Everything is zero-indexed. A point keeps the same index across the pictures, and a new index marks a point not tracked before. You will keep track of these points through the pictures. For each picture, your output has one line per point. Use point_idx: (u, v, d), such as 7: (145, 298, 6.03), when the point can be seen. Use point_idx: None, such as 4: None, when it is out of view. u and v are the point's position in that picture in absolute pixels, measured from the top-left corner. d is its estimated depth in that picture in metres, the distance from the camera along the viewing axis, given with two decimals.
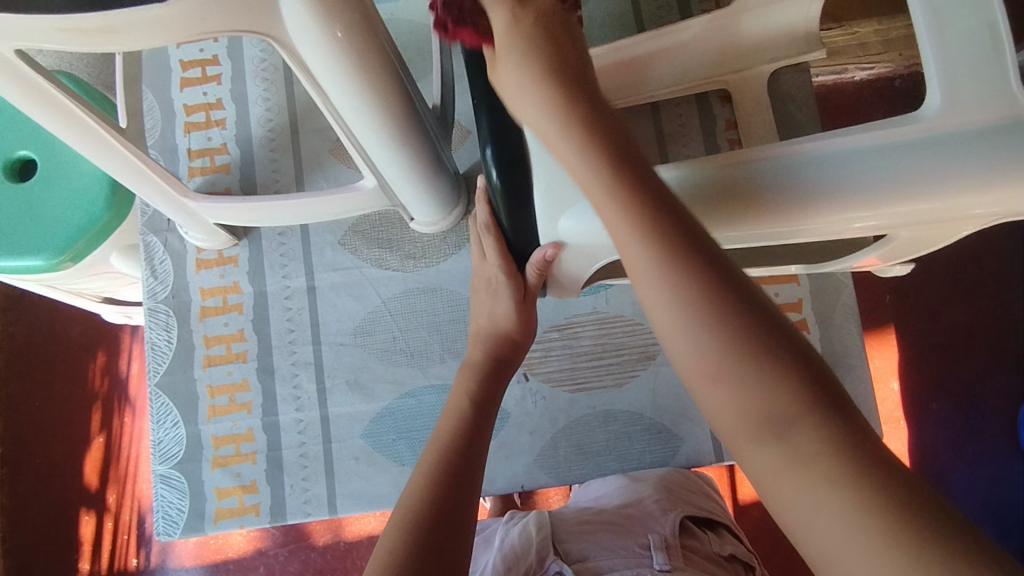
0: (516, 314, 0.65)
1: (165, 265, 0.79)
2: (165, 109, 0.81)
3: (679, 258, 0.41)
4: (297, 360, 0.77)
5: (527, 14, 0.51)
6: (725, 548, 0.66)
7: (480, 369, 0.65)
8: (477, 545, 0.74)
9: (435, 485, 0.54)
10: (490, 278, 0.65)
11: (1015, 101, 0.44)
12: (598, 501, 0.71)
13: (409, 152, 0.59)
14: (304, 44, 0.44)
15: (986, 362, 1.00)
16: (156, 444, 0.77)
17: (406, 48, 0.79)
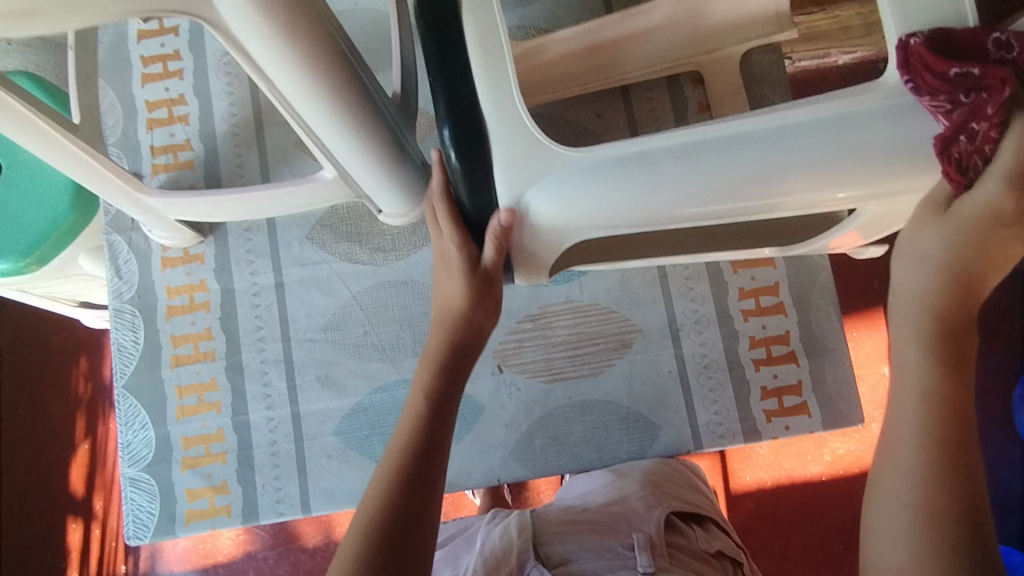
0: (468, 291, 0.60)
1: (130, 265, 0.78)
2: (127, 106, 0.80)
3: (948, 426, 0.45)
4: (266, 357, 0.76)
5: (1006, 209, 0.44)
6: (711, 544, 0.64)
7: (438, 357, 0.61)
8: (457, 546, 0.72)
9: (396, 488, 0.53)
10: (443, 249, 0.61)
11: None
12: (583, 500, 0.69)
13: (367, 142, 0.58)
14: (240, 27, 0.43)
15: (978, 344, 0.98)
16: (125, 447, 0.75)
17: (370, 37, 0.78)
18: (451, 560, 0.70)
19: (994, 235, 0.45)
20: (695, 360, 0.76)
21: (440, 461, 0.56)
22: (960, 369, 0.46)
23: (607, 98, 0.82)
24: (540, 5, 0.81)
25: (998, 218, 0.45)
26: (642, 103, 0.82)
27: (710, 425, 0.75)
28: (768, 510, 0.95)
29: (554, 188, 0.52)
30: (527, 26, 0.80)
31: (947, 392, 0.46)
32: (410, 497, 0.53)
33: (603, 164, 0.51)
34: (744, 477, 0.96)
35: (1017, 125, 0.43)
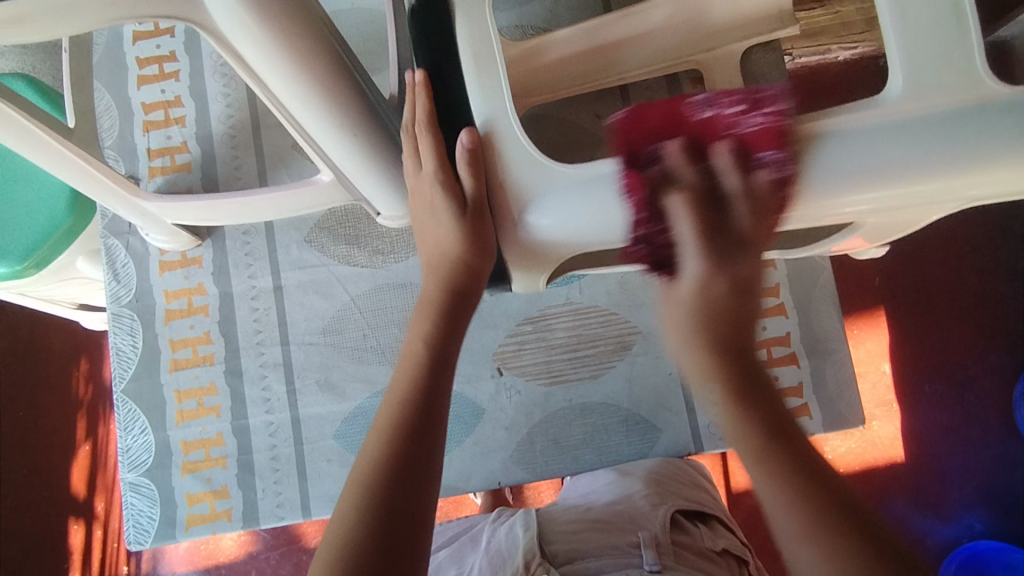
0: (458, 232, 0.56)
1: (128, 269, 0.78)
2: (123, 109, 0.79)
3: (768, 443, 0.48)
4: (265, 361, 0.76)
5: (722, 275, 0.54)
6: (716, 542, 0.64)
7: (437, 308, 0.58)
8: (463, 545, 0.71)
9: (396, 433, 0.49)
10: (427, 194, 0.58)
11: (981, 83, 0.44)
12: (588, 498, 0.69)
13: (364, 145, 0.57)
14: (233, 31, 0.42)
15: (979, 342, 0.98)
16: (125, 452, 0.75)
17: (366, 38, 0.77)
18: (456, 554, 0.70)
19: (717, 299, 0.55)
20: None
21: (443, 408, 0.52)
22: (748, 378, 0.52)
23: (606, 98, 0.82)
24: (538, 4, 0.80)
25: (722, 279, 0.55)
26: (641, 102, 0.81)
27: (711, 427, 0.75)
28: None
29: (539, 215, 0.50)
30: (525, 25, 0.80)
31: (758, 420, 0.49)
32: (414, 440, 0.48)
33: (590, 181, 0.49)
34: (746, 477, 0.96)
35: (669, 205, 0.52)
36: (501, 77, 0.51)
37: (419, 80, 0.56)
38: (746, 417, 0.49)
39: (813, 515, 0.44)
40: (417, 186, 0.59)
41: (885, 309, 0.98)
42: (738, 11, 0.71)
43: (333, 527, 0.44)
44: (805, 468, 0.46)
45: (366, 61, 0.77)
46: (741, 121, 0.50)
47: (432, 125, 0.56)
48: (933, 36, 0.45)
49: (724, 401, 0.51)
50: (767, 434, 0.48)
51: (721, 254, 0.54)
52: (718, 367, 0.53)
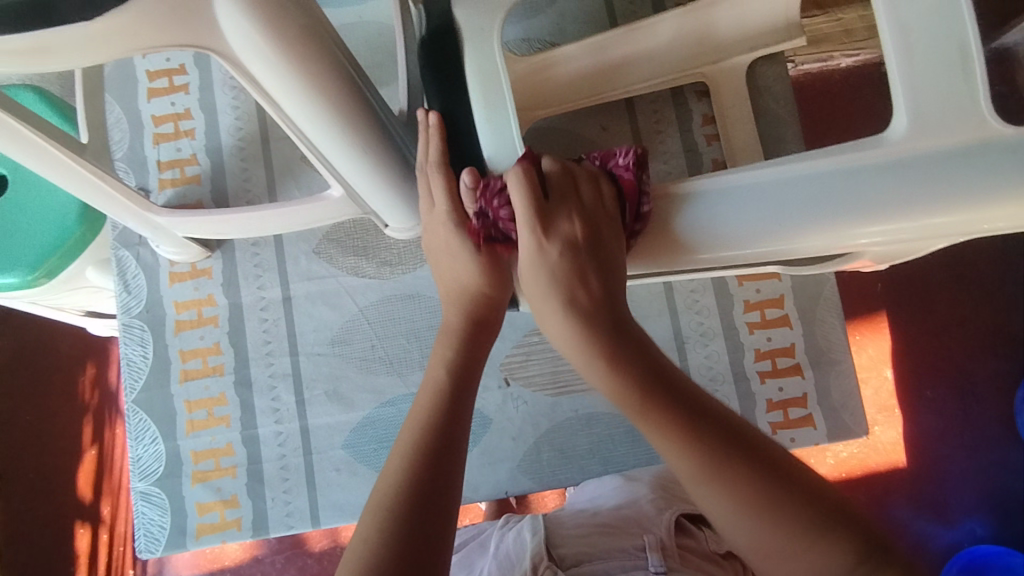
0: (480, 264, 0.58)
1: (139, 280, 0.78)
2: (133, 121, 0.80)
3: (697, 438, 0.43)
4: (275, 372, 0.76)
5: (554, 243, 0.52)
6: (720, 545, 0.65)
7: (457, 334, 0.59)
8: (472, 550, 0.72)
9: (419, 461, 0.49)
10: (443, 229, 0.59)
11: (984, 122, 0.46)
12: (594, 503, 0.70)
13: (375, 162, 0.58)
14: (249, 56, 0.43)
15: (981, 350, 0.99)
16: (135, 461, 0.76)
17: (374, 52, 0.78)
18: (465, 560, 0.71)
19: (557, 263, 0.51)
20: (700, 372, 0.76)
21: (462, 432, 0.53)
22: (658, 376, 0.48)
23: (612, 110, 0.82)
24: (545, 17, 0.81)
25: (554, 247, 0.52)
26: (646, 114, 0.82)
27: None
28: None
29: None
30: (532, 38, 0.80)
31: (674, 420, 0.44)
32: (435, 470, 0.49)
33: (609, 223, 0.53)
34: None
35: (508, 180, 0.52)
36: (510, 117, 0.55)
37: (434, 121, 0.58)
38: (668, 429, 0.44)
39: (764, 517, 0.40)
40: (433, 219, 0.61)
41: (887, 315, 0.99)
42: (742, 27, 0.72)
43: (354, 547, 0.45)
44: (742, 457, 0.42)
45: (374, 74, 0.78)
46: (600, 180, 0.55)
47: (444, 165, 0.58)
48: (939, 76, 0.46)
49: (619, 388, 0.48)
50: (696, 433, 0.43)
51: (547, 217, 0.52)
52: (622, 370, 0.48)
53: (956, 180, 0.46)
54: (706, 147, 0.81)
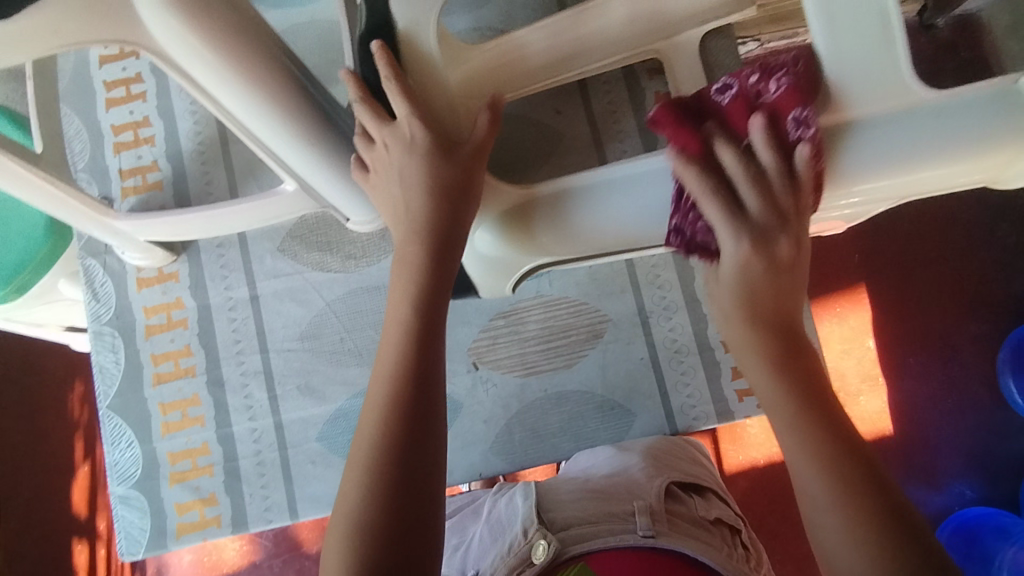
0: (445, 176, 0.56)
1: (106, 287, 0.80)
2: (94, 132, 0.81)
3: (801, 405, 0.48)
4: (246, 370, 0.77)
5: None
6: (709, 512, 0.65)
7: (417, 275, 0.55)
8: (465, 516, 0.75)
9: (392, 427, 0.49)
10: (406, 143, 0.55)
11: (905, 86, 0.49)
12: (587, 471, 0.70)
13: (323, 155, 0.59)
14: (173, 47, 0.44)
15: (961, 311, 0.98)
16: (113, 465, 0.77)
17: (327, 48, 0.79)
18: (458, 529, 0.74)
19: (759, 276, 0.52)
20: (665, 345, 0.77)
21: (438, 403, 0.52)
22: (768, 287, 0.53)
23: (566, 94, 0.83)
24: (494, 5, 0.82)
25: None
26: (600, 97, 0.82)
27: (683, 408, 0.77)
28: (765, 489, 0.96)
29: (586, 210, 0.57)
30: (482, 27, 0.82)
31: (790, 383, 0.49)
32: (417, 445, 0.49)
33: (575, 195, 0.57)
34: (738, 458, 0.97)
35: None
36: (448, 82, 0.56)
37: (378, 49, 0.53)
38: (778, 383, 0.49)
39: (841, 479, 0.44)
40: (394, 135, 0.55)
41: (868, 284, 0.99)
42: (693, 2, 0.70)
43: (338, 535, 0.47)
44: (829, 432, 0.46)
45: (328, 72, 0.79)
46: (762, 90, 0.50)
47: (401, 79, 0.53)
48: (864, 41, 0.48)
49: (751, 358, 0.51)
50: (808, 406, 0.48)
51: (757, 232, 0.52)
52: (761, 338, 0.51)
53: (849, 148, 0.51)
54: None
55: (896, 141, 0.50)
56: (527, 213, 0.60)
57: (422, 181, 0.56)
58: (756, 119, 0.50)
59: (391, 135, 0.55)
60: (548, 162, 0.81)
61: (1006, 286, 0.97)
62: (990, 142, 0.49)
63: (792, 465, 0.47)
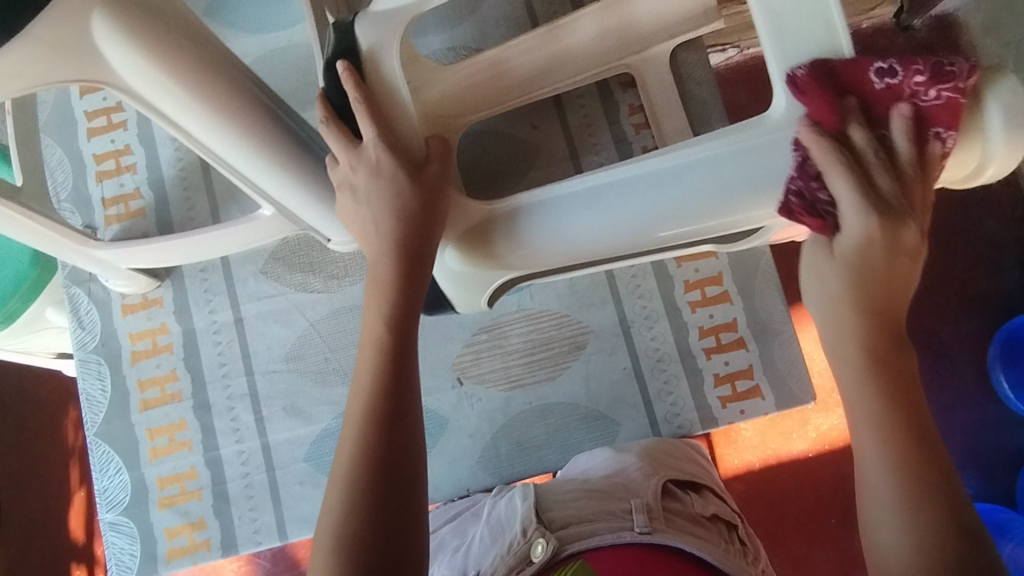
0: (411, 195, 0.56)
1: (91, 315, 0.80)
2: (76, 162, 0.82)
3: (893, 405, 0.45)
4: (232, 393, 0.78)
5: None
6: (706, 508, 0.65)
7: (388, 285, 0.56)
8: (465, 519, 0.72)
9: (373, 435, 0.50)
10: (372, 164, 0.56)
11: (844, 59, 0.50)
12: (586, 473, 0.70)
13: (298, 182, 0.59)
14: (138, 82, 0.45)
15: (950, 309, 0.91)
16: (102, 492, 0.78)
17: (304, 72, 0.80)
18: (458, 529, 0.71)
19: (877, 257, 0.49)
20: (647, 354, 0.78)
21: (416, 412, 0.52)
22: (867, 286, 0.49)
23: (542, 109, 0.84)
24: (468, 24, 0.83)
25: None
26: (576, 112, 0.83)
27: (667, 416, 0.77)
28: (759, 492, 0.96)
29: (559, 224, 0.57)
30: (457, 46, 0.83)
31: (882, 381, 0.46)
32: (397, 452, 0.49)
33: (585, 200, 0.56)
34: (734, 461, 0.96)
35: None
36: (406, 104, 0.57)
37: (343, 69, 0.55)
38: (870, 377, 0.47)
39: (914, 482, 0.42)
40: (360, 160, 0.56)
41: None
42: (662, 13, 0.71)
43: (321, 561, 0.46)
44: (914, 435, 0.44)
45: (306, 95, 0.80)
46: (921, 94, 0.49)
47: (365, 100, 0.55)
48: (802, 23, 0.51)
49: (850, 352, 0.48)
50: (900, 405, 0.45)
51: (888, 209, 0.49)
52: (865, 331, 0.48)
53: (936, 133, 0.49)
54: (636, 136, 0.82)
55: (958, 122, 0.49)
56: (489, 234, 0.61)
57: (386, 203, 0.56)
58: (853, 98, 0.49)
59: (358, 158, 0.56)
60: (525, 176, 0.82)
61: (997, 283, 0.91)
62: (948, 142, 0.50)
63: (866, 463, 0.44)
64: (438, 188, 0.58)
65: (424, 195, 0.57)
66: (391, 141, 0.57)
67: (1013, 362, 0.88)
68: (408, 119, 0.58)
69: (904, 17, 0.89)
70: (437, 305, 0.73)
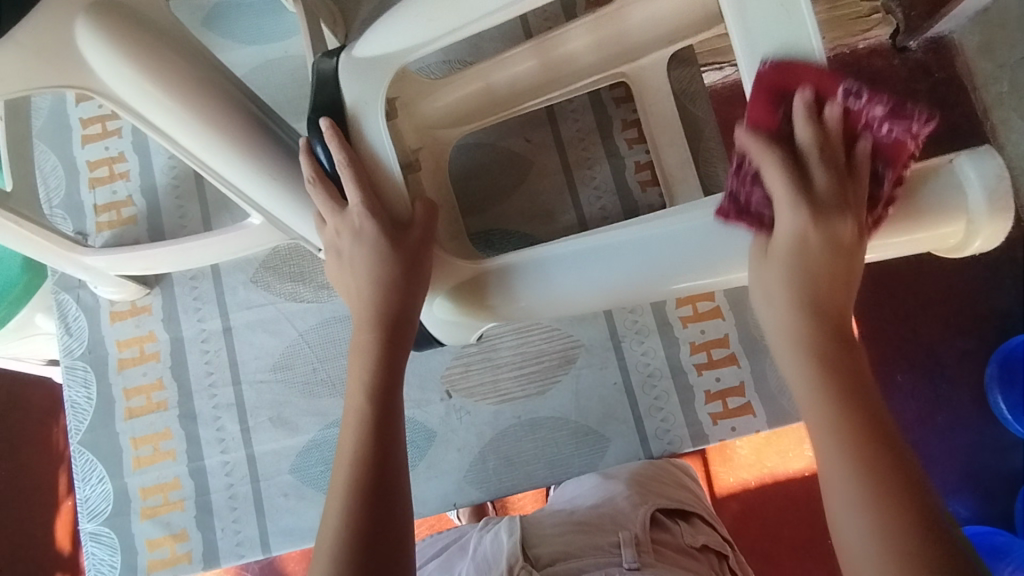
0: (391, 250, 0.55)
1: (79, 322, 0.80)
2: (69, 168, 0.82)
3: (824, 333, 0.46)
4: (218, 403, 0.77)
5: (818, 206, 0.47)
6: (696, 539, 0.65)
7: (372, 351, 0.55)
8: (453, 553, 0.70)
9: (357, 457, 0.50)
10: (356, 224, 0.55)
11: None
12: (573, 503, 0.70)
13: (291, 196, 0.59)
14: (124, 90, 0.45)
15: (943, 326, 0.90)
16: (84, 501, 0.77)
17: (298, 83, 0.81)
18: (443, 564, 0.69)
19: (816, 256, 0.48)
20: (638, 369, 0.77)
21: (399, 447, 0.53)
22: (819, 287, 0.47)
23: (536, 123, 0.84)
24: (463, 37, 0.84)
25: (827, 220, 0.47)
26: (569, 127, 0.83)
27: (657, 432, 0.76)
28: (752, 512, 0.95)
29: (548, 284, 0.60)
30: (451, 60, 0.83)
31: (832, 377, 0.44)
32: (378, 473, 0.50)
33: (575, 263, 0.59)
34: (728, 480, 0.96)
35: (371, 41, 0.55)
36: (388, 159, 0.56)
37: (327, 127, 0.54)
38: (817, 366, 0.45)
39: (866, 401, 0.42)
40: (345, 224, 0.56)
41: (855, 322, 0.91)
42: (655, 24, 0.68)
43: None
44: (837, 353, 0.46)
45: (300, 105, 0.80)
46: None
47: (349, 162, 0.54)
48: None
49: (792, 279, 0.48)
50: (827, 327, 0.46)
51: (821, 203, 0.47)
52: (807, 323, 0.47)
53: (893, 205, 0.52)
54: (629, 151, 0.82)
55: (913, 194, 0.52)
56: (482, 289, 0.63)
57: (369, 270, 0.56)
58: (798, 93, 0.48)
59: (344, 223, 0.56)
60: (518, 189, 0.83)
61: (991, 301, 0.90)
62: (932, 216, 0.52)
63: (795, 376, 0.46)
64: (422, 247, 0.57)
65: (408, 259, 0.56)
66: (376, 202, 0.56)
67: (1010, 384, 0.87)
68: (392, 178, 0.56)
69: (900, 39, 0.89)
70: (425, 342, 0.72)
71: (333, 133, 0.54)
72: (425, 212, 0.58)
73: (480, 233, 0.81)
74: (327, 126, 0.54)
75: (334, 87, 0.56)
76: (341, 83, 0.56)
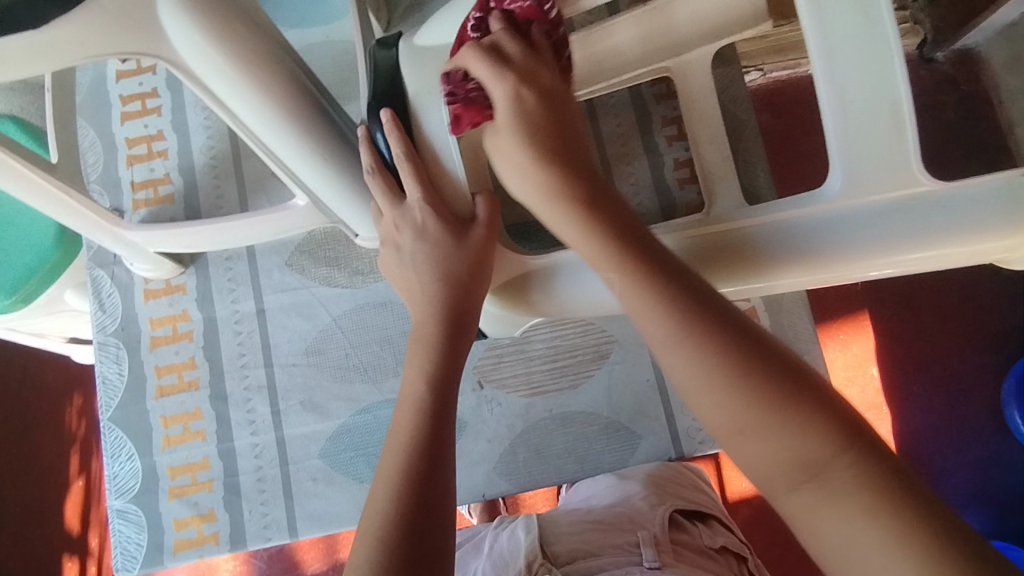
0: (450, 243, 0.57)
1: (113, 298, 0.80)
2: (107, 144, 0.82)
3: (697, 326, 0.41)
4: (250, 384, 0.77)
5: None
6: (714, 540, 0.64)
7: (426, 356, 0.56)
8: (466, 551, 0.70)
9: (414, 465, 0.50)
10: (418, 219, 0.57)
11: None
12: (588, 502, 0.69)
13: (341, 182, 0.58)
14: (193, 58, 0.44)
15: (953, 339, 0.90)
16: (112, 478, 0.76)
17: (338, 69, 0.81)
18: (458, 567, 0.68)
19: None
20: None
21: (448, 443, 0.54)
22: (654, 262, 0.45)
23: None
24: None
25: None
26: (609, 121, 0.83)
27: (689, 431, 0.76)
28: (770, 519, 0.94)
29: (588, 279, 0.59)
30: None
31: (728, 361, 0.39)
32: (427, 478, 0.50)
33: None
34: (743, 486, 0.95)
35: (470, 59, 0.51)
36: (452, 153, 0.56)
37: (388, 117, 0.54)
38: (704, 359, 0.40)
39: (756, 392, 0.38)
40: (404, 218, 0.57)
41: (869, 313, 0.91)
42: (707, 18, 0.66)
43: None
44: (729, 331, 0.40)
45: (341, 90, 0.80)
46: None
47: (411, 156, 0.55)
48: None
49: (591, 249, 0.48)
50: (700, 310, 0.42)
51: None
52: (670, 304, 0.43)
53: (947, 214, 0.49)
54: (668, 148, 0.82)
55: (961, 212, 0.49)
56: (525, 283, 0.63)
57: (430, 268, 0.57)
58: None
59: (402, 216, 0.57)
60: None
61: None
62: (983, 230, 0.49)
63: (696, 375, 0.40)
64: (483, 241, 0.57)
65: (467, 253, 0.57)
66: (436, 196, 0.57)
67: None
68: (454, 176, 0.57)
69: (928, 48, 0.83)
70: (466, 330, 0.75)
71: (393, 123, 0.54)
72: (485, 207, 0.58)
73: (516, 226, 0.81)
74: (387, 117, 0.54)
75: (391, 74, 0.56)
76: (401, 72, 0.55)
